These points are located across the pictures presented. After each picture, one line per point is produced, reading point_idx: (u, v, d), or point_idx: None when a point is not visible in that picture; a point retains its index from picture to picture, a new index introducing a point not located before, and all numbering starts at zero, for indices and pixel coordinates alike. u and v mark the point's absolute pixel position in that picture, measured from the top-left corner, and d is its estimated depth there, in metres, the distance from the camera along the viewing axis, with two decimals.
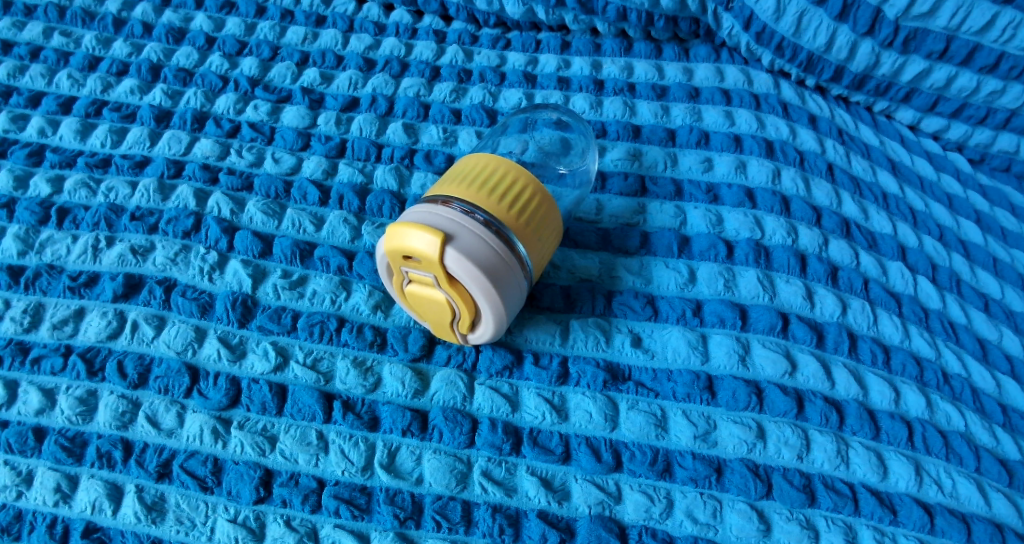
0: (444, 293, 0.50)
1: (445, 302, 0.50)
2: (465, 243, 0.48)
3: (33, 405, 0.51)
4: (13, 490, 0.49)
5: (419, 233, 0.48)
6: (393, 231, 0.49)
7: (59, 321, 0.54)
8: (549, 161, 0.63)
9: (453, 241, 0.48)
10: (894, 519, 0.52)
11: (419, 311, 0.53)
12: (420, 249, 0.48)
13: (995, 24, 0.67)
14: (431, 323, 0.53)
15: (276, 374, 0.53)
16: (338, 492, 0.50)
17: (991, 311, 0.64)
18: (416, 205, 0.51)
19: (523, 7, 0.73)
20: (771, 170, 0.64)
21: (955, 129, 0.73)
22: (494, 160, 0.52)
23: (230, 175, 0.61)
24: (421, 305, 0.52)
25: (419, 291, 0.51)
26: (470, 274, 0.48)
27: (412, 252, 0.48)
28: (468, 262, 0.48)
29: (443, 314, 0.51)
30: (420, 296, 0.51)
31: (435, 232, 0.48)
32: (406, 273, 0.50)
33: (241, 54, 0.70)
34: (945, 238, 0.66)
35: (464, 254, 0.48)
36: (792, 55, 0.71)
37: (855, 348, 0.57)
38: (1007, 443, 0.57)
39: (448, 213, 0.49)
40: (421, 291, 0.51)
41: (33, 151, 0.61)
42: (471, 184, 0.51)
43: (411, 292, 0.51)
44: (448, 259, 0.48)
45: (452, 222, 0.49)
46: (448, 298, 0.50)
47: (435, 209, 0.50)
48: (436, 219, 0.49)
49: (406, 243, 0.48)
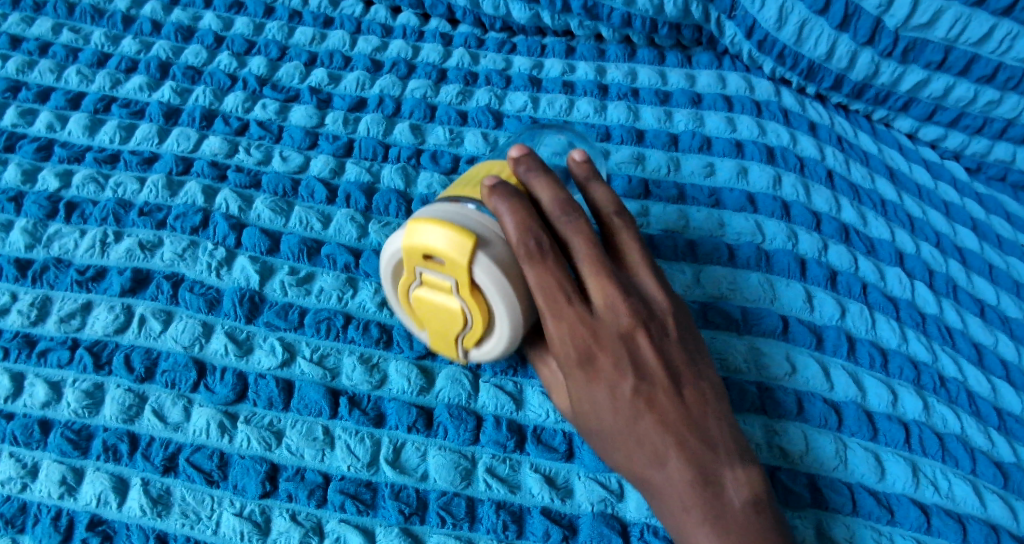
0: (462, 302, 0.49)
1: (460, 312, 0.49)
2: (496, 250, 0.48)
3: (39, 398, 0.51)
4: (18, 483, 0.49)
5: (451, 232, 0.47)
6: (419, 226, 0.48)
7: (67, 314, 0.54)
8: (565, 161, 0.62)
9: (485, 246, 0.48)
10: (891, 519, 0.53)
11: (421, 314, 0.51)
12: (446, 252, 0.47)
13: (993, 35, 0.68)
14: (431, 333, 0.52)
15: (283, 369, 0.53)
16: (344, 487, 0.50)
17: (987, 317, 0.65)
18: (434, 204, 0.50)
19: (529, 13, 0.74)
20: (772, 175, 0.65)
21: (952, 138, 0.75)
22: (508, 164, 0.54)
23: (238, 172, 0.61)
24: (428, 310, 0.51)
25: (432, 295, 0.50)
26: (498, 283, 0.48)
27: (439, 255, 0.47)
28: (501, 271, 0.48)
29: (451, 324, 0.50)
30: (431, 302, 0.50)
31: (467, 235, 0.47)
32: (421, 274, 0.49)
33: (250, 53, 0.70)
34: (942, 245, 0.67)
35: (495, 260, 0.48)
36: (793, 63, 0.73)
37: (853, 351, 0.58)
38: (1002, 446, 0.58)
39: (477, 219, 0.49)
40: (434, 295, 0.50)
41: (42, 145, 0.62)
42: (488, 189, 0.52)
43: (421, 295, 0.50)
44: (476, 265, 0.47)
45: (481, 226, 0.49)
46: (465, 308, 0.49)
47: (461, 209, 0.49)
48: (466, 220, 0.49)
49: (431, 243, 0.47)
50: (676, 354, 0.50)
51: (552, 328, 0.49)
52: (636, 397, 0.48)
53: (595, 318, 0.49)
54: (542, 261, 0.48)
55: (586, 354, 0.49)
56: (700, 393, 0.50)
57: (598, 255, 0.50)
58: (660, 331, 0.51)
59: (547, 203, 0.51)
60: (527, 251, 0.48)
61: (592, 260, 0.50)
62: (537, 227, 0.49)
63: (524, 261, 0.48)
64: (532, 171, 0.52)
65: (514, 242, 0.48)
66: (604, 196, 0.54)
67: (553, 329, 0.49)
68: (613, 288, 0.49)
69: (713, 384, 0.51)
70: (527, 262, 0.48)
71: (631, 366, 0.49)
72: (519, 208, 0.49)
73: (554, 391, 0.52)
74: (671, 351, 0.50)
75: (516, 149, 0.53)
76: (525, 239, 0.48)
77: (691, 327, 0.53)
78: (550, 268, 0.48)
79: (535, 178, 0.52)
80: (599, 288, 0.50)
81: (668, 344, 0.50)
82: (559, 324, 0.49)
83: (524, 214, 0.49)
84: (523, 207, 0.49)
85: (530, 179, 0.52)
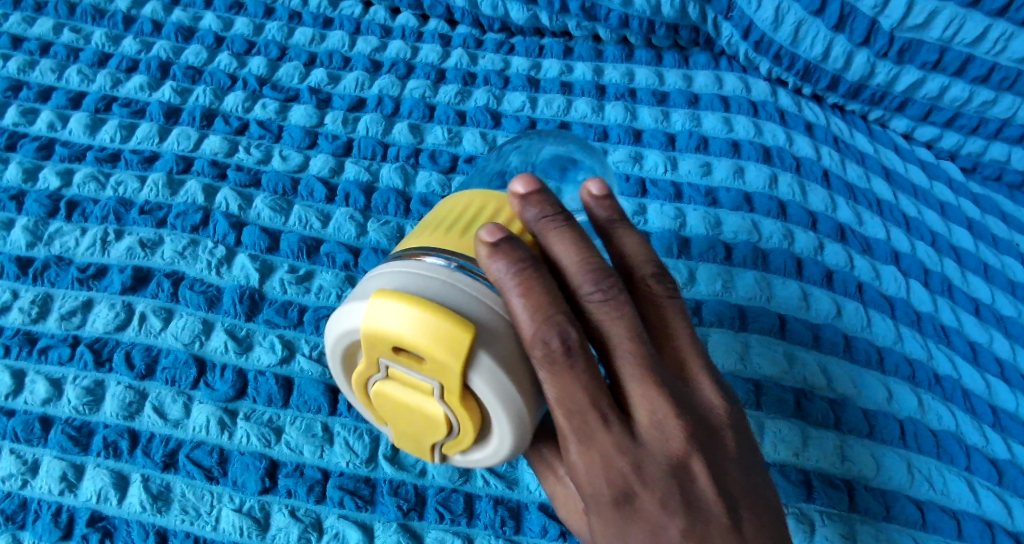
0: (446, 410, 0.38)
1: (444, 421, 0.38)
2: (497, 342, 0.37)
3: (40, 395, 0.52)
4: (18, 479, 0.50)
5: (432, 323, 0.35)
6: (384, 308, 0.36)
7: (67, 312, 0.55)
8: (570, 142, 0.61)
9: (480, 340, 0.36)
10: (887, 516, 0.53)
11: (385, 412, 0.40)
12: (430, 349, 0.36)
13: (988, 35, 0.68)
14: (399, 427, 0.40)
15: (282, 366, 0.54)
16: (343, 483, 0.50)
17: (982, 315, 0.65)
18: (405, 263, 0.38)
19: (528, 13, 0.74)
20: (768, 175, 0.66)
21: (948, 138, 0.75)
22: (496, 198, 0.42)
23: (238, 171, 0.62)
24: (395, 410, 0.39)
25: (404, 392, 0.38)
26: (498, 389, 0.37)
27: (421, 352, 0.36)
28: (506, 375, 0.36)
29: (429, 428, 0.39)
30: (401, 403, 0.39)
31: (459, 327, 0.35)
32: (390, 365, 0.38)
33: (249, 53, 0.70)
34: (937, 244, 0.68)
35: (498, 357, 0.36)
36: (790, 63, 0.73)
37: (849, 349, 0.59)
38: (996, 443, 0.59)
39: (471, 294, 0.37)
40: (406, 395, 0.38)
41: (43, 144, 0.62)
42: (468, 233, 0.40)
43: (387, 387, 0.39)
44: (471, 368, 0.36)
45: (477, 305, 0.37)
46: (450, 415, 0.38)
47: (440, 278, 0.37)
48: (452, 296, 0.37)
49: (407, 333, 0.36)
50: (735, 474, 0.40)
51: (579, 456, 0.39)
52: (685, 534, 0.39)
53: (635, 441, 0.38)
54: (570, 370, 0.36)
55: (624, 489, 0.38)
56: (754, 511, 0.40)
57: (643, 353, 0.38)
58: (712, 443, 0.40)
59: (569, 268, 0.39)
60: (550, 357, 0.36)
61: (634, 355, 0.38)
62: (563, 318, 0.37)
63: (545, 369, 0.37)
64: (545, 223, 0.39)
65: (529, 336, 0.36)
66: (634, 249, 0.42)
67: (579, 456, 0.39)
68: (661, 398, 0.38)
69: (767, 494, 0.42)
70: (550, 372, 0.37)
71: (679, 495, 0.39)
72: (534, 290, 0.37)
73: (562, 504, 0.47)
74: (726, 466, 0.40)
75: (520, 181, 0.40)
76: (548, 338, 0.36)
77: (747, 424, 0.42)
78: (580, 379, 0.37)
79: (552, 230, 0.39)
80: (642, 398, 0.38)
81: (721, 455, 0.40)
82: (588, 451, 0.38)
83: (542, 295, 0.37)
84: (539, 285, 0.37)
85: (543, 232, 0.40)
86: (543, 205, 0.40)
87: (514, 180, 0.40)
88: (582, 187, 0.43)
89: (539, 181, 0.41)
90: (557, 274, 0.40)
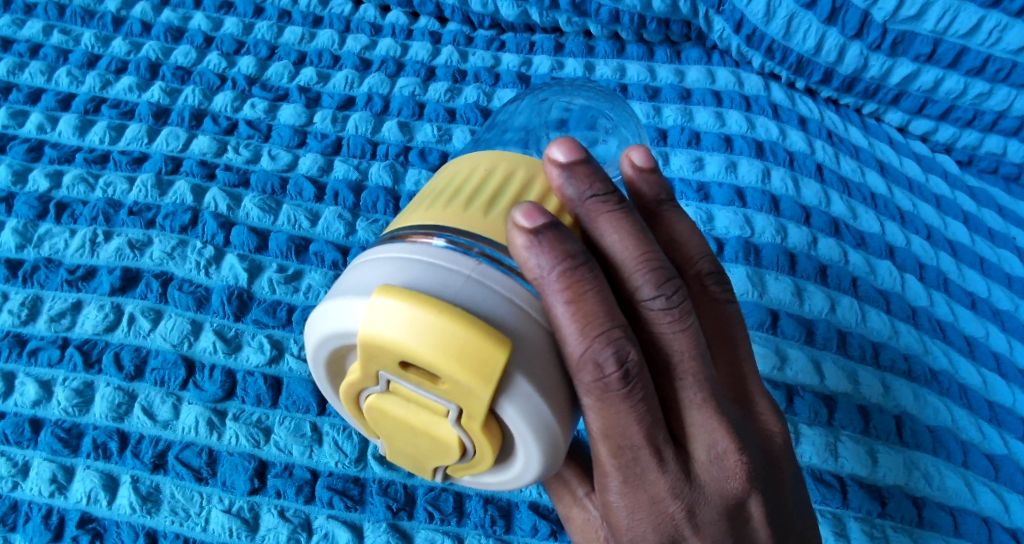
0: (462, 433, 0.34)
1: (456, 444, 0.34)
2: (535, 362, 0.32)
3: (29, 397, 0.52)
4: (8, 481, 0.49)
5: (460, 339, 0.31)
6: (399, 313, 0.31)
7: (56, 313, 0.55)
8: (579, 93, 0.55)
9: (514, 358, 0.32)
10: (883, 512, 0.53)
11: (378, 429, 0.36)
12: (454, 368, 0.31)
13: (982, 27, 0.68)
14: (395, 444, 0.36)
15: (271, 366, 0.54)
16: (332, 483, 0.50)
17: (979, 309, 0.65)
18: (420, 251, 0.33)
19: (517, 10, 0.74)
20: (761, 169, 0.65)
21: (943, 131, 0.74)
22: (526, 162, 0.37)
23: (227, 171, 0.62)
24: (394, 428, 0.35)
25: (410, 409, 0.34)
26: (534, 414, 0.32)
27: (441, 371, 0.31)
28: (542, 399, 0.32)
29: (435, 451, 0.35)
30: (404, 421, 0.34)
31: (494, 342, 0.31)
32: (393, 379, 0.33)
33: (239, 53, 0.70)
34: (933, 237, 0.67)
35: (535, 377, 0.32)
36: (782, 57, 0.72)
37: (844, 344, 0.58)
38: (993, 438, 0.58)
39: (503, 299, 0.33)
40: (411, 414, 0.34)
41: (32, 146, 0.62)
42: (492, 210, 0.35)
43: (388, 402, 0.34)
44: (502, 391, 0.32)
45: (509, 313, 0.32)
46: (465, 440, 0.34)
47: (463, 272, 0.33)
48: (478, 296, 0.32)
49: (427, 347, 0.31)
50: (782, 503, 0.41)
51: (625, 494, 0.37)
52: None
53: (688, 477, 0.37)
54: (627, 399, 0.34)
55: (673, 527, 0.37)
56: (791, 530, 0.41)
57: (708, 381, 0.37)
58: (762, 468, 0.39)
59: (626, 266, 0.35)
60: (603, 384, 0.33)
61: (699, 383, 0.36)
62: (620, 335, 0.34)
63: (595, 396, 0.34)
64: (593, 204, 0.35)
65: (578, 358, 0.33)
66: (685, 237, 0.40)
67: (624, 494, 0.37)
68: (718, 430, 0.37)
69: (802, 514, 0.42)
70: (600, 399, 0.34)
71: (728, 526, 0.38)
72: (585, 299, 0.33)
73: (575, 528, 0.45)
74: (772, 492, 0.40)
75: (560, 148, 0.36)
76: (601, 361, 0.33)
77: (787, 440, 0.42)
78: (637, 412, 0.34)
79: (605, 221, 0.35)
80: (700, 428, 0.37)
81: (767, 479, 0.40)
82: (637, 488, 0.37)
83: (595, 305, 0.33)
84: (591, 293, 0.33)
85: (591, 214, 0.36)
86: (593, 187, 0.35)
87: (553, 146, 0.36)
88: (623, 156, 0.39)
89: (582, 148, 0.36)
90: (605, 270, 0.36)
